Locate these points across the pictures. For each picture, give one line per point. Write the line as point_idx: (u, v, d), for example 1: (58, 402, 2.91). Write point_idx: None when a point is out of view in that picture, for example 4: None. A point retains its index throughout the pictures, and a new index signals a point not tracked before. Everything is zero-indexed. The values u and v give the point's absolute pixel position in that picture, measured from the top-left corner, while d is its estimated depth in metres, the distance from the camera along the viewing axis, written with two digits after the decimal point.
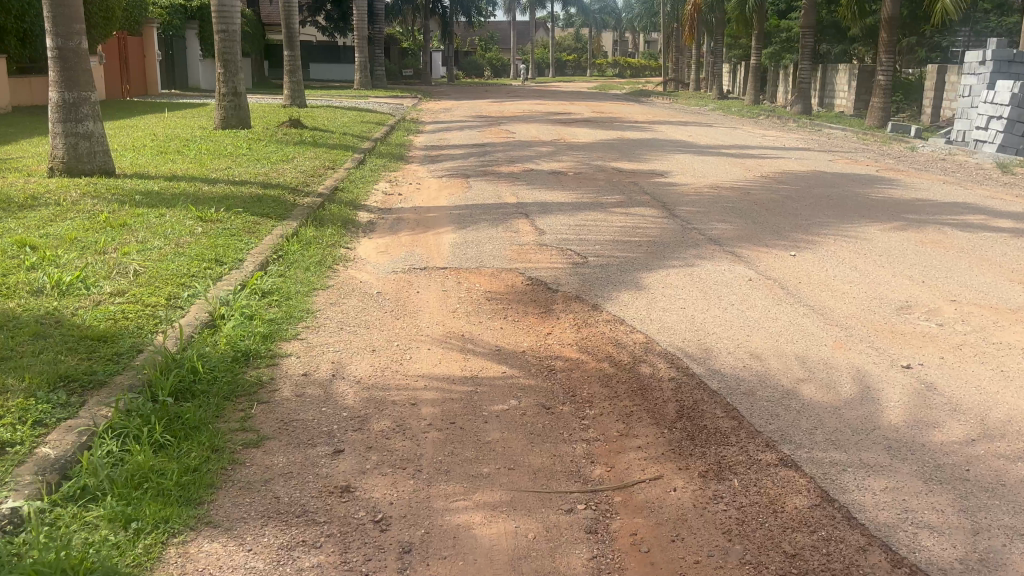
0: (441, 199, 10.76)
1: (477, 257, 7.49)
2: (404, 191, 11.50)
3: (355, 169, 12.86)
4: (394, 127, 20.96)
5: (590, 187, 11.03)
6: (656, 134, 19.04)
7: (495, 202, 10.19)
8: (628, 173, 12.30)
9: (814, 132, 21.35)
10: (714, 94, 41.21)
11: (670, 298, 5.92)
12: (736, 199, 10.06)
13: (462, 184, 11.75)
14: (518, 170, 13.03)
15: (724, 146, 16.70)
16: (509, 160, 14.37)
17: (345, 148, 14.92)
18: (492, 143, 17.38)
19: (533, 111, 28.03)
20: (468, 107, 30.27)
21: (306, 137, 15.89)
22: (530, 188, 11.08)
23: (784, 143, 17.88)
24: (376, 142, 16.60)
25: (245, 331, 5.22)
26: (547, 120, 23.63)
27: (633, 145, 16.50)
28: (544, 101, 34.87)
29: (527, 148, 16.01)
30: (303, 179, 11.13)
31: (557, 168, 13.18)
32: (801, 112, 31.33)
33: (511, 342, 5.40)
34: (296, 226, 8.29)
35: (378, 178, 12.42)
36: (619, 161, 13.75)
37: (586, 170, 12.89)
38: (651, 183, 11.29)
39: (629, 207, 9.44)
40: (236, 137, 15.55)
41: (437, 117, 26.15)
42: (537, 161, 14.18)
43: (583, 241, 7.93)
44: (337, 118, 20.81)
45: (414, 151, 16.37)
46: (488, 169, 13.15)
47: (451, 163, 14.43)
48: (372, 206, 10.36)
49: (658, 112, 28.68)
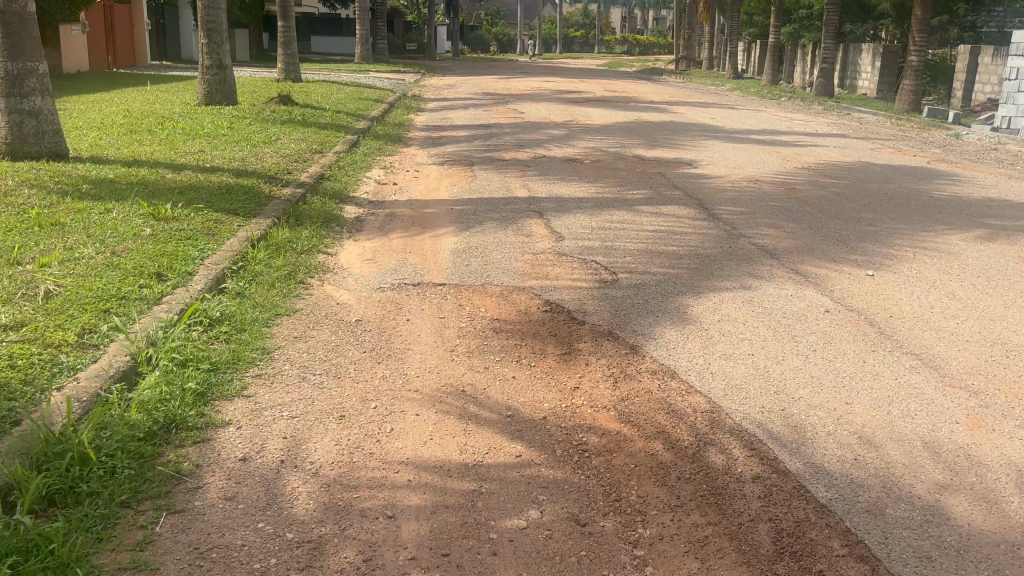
0: (442, 191, 9.43)
1: (483, 270, 6.18)
2: (399, 180, 10.17)
3: (346, 153, 11.52)
4: (394, 104, 19.59)
5: (611, 178, 9.70)
6: (676, 117, 17.65)
7: (503, 197, 8.87)
8: (652, 163, 10.96)
9: (844, 117, 19.94)
10: (728, 74, 39.67)
11: (730, 338, 4.61)
12: (781, 196, 8.73)
13: (465, 173, 10.42)
14: (528, 156, 11.68)
15: (751, 131, 15.33)
16: (518, 145, 13.00)
17: (336, 128, 13.57)
18: (499, 124, 16.00)
19: (542, 89, 26.59)
20: (473, 83, 28.85)
21: (296, 116, 14.51)
22: (543, 179, 9.75)
23: (815, 128, 16.51)
24: (372, 122, 15.24)
25: (170, 386, 3.90)
26: (556, 99, 22.19)
27: (653, 129, 15.12)
28: (552, 78, 33.47)
29: (537, 130, 14.64)
30: (284, 165, 9.78)
31: (571, 154, 11.83)
32: (823, 94, 29.85)
33: (528, 399, 4.08)
34: (267, 226, 6.97)
35: (372, 164, 11.07)
36: (639, 148, 12.38)
37: (604, 158, 11.54)
38: (680, 175, 9.95)
39: (660, 206, 8.12)
40: (218, 114, 14.17)
41: (439, 94, 24.73)
42: (549, 145, 12.83)
43: (609, 249, 6.61)
44: (333, 94, 19.45)
45: (414, 132, 15.01)
46: (495, 155, 11.81)
47: (454, 147, 13.07)
48: (361, 198, 9.03)
49: (673, 91, 27.25)
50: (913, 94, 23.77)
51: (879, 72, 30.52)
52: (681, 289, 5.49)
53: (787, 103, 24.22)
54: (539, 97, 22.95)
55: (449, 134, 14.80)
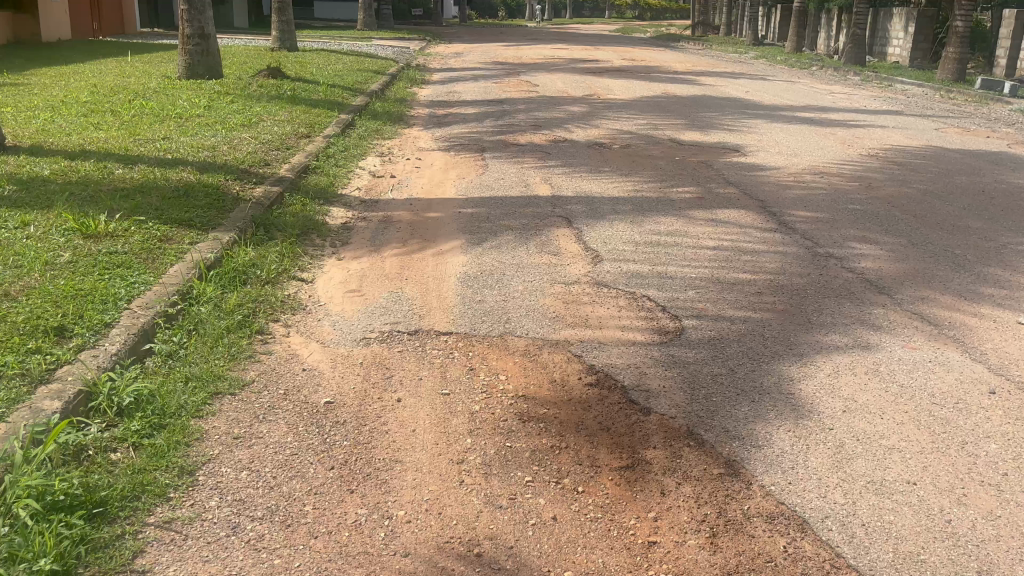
0: (448, 186, 7.94)
1: (501, 311, 4.71)
2: (398, 171, 8.67)
3: (338, 137, 10.01)
4: (396, 76, 18.02)
5: (647, 171, 8.21)
6: (705, 90, 16.10)
7: (521, 196, 7.38)
8: (692, 150, 9.44)
9: (887, 89, 18.34)
10: (749, 40, 37.94)
11: (872, 448, 3.15)
12: (858, 197, 7.24)
13: (475, 162, 8.94)
14: (547, 139, 10.18)
15: (794, 107, 13.79)
16: (535, 125, 11.48)
17: (330, 106, 12.06)
18: (511, 98, 14.45)
19: (556, 57, 24.97)
20: (480, 51, 27.22)
21: (285, 91, 12.98)
22: (569, 170, 8.26)
23: (861, 103, 14.98)
24: (371, 97, 13.70)
25: (13, 564, 2.41)
26: (571, 69, 20.61)
27: (683, 105, 13.58)
28: (564, 45, 31.76)
29: (554, 107, 13.11)
30: (262, 154, 8.28)
31: (598, 137, 10.31)
32: (853, 62, 28.16)
33: (579, 569, 2.62)
34: (227, 244, 5.48)
35: (367, 151, 9.58)
36: (673, 131, 10.86)
37: (634, 142, 10.03)
38: (728, 166, 8.45)
39: (715, 211, 6.63)
40: (197, 90, 12.63)
41: (445, 64, 23.12)
42: (569, 125, 11.33)
43: (665, 277, 5.12)
44: (330, 64, 17.86)
45: (417, 110, 13.48)
46: (509, 139, 10.31)
47: (462, 128, 11.56)
48: (351, 197, 7.54)
49: (696, 60, 25.58)
50: (957, 64, 22.20)
51: (912, 39, 28.86)
52: (774, 350, 4.02)
53: (819, 73, 22.64)
54: (553, 67, 21.36)
55: (456, 111, 13.29)
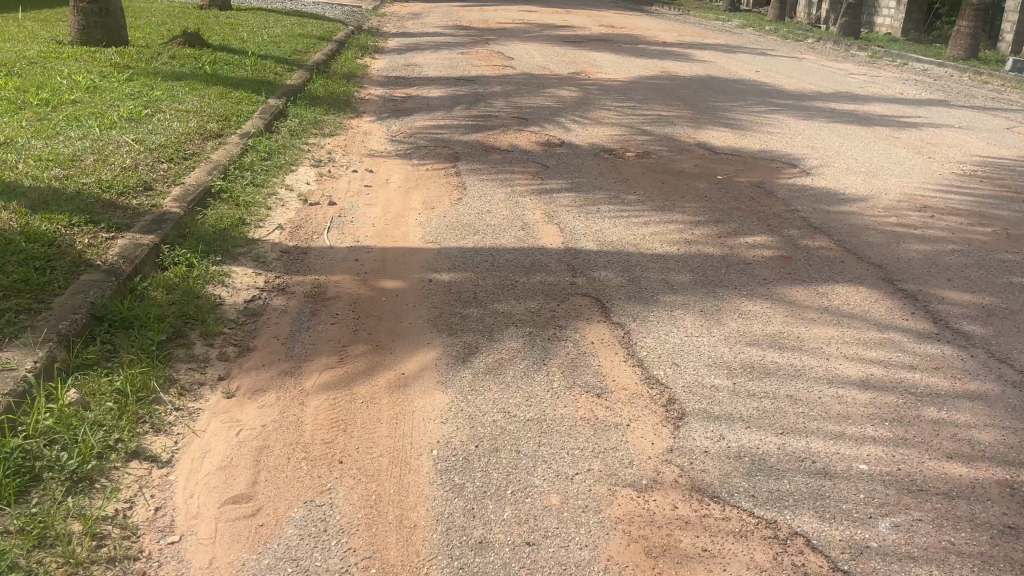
0: (413, 226, 5.57)
1: (525, 571, 2.37)
2: (341, 195, 6.28)
3: (263, 135, 7.56)
4: (345, 43, 15.47)
5: (689, 203, 5.94)
6: (707, 69, 13.83)
7: (519, 248, 5.05)
8: (733, 163, 7.17)
9: (907, 71, 16.14)
10: (724, 6, 35.74)
11: None
12: (1008, 255, 5.00)
13: (448, 184, 6.59)
14: (538, 143, 7.84)
15: (822, 94, 11.59)
16: (519, 119, 9.12)
17: (257, 87, 9.58)
18: (482, 76, 12.04)
19: (525, 22, 22.50)
20: (440, 12, 24.63)
21: (201, 66, 10.43)
22: (580, 204, 5.95)
23: (894, 91, 12.76)
24: (311, 72, 11.22)
25: None
26: (546, 37, 18.20)
27: (691, 89, 11.30)
28: (530, 6, 29.21)
29: (536, 91, 10.73)
30: (143, 171, 5.84)
31: (603, 141, 8.00)
32: (844, 33, 25.95)
33: None
34: (22, 388, 3.05)
35: (299, 158, 7.15)
36: (695, 129, 8.56)
37: (650, 147, 7.72)
38: (796, 196, 6.20)
39: (822, 292, 4.37)
40: (89, 61, 10.03)
41: (402, 27, 20.52)
42: (561, 121, 9.00)
43: (813, 470, 2.84)
44: (265, 29, 15.24)
45: (369, 91, 11.03)
46: (489, 142, 7.96)
47: (426, 120, 9.17)
48: (270, 245, 5.15)
49: (679, 29, 23.21)
50: (970, 39, 20.19)
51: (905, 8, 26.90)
52: None
53: (816, 46, 20.52)
54: (524, 34, 18.91)
55: (416, 94, 10.86)
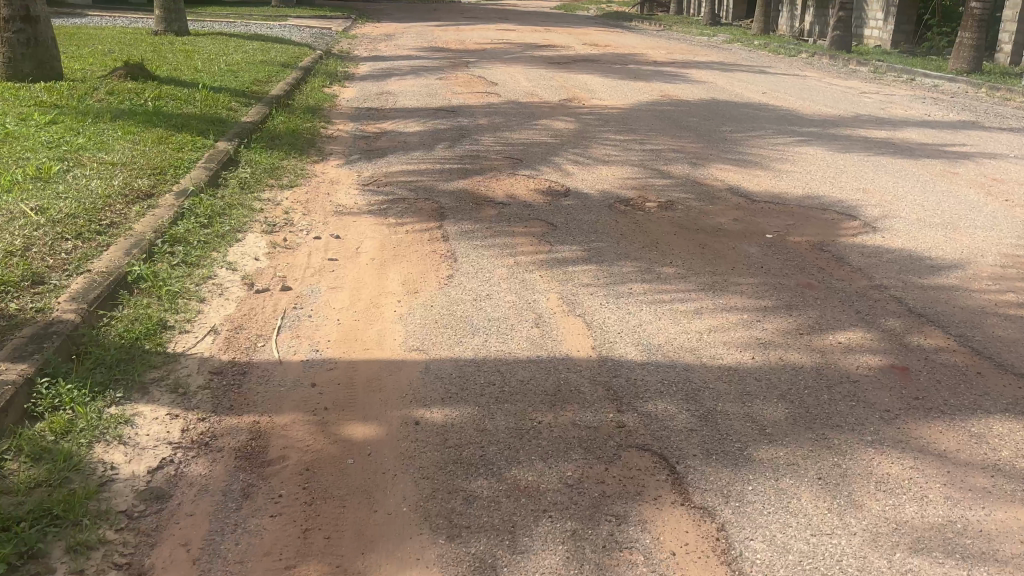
0: (391, 321, 4.24)
1: None
2: (297, 274, 4.93)
3: (204, 192, 6.20)
4: (312, 71, 14.15)
5: (744, 277, 4.64)
6: (709, 91, 12.59)
7: (535, 359, 3.72)
8: (778, 216, 5.90)
9: (918, 87, 15.00)
10: (705, 20, 34.73)
11: None
12: None
13: (433, 253, 5.27)
14: (538, 193, 6.54)
15: (844, 118, 10.36)
16: (511, 158, 7.82)
17: (204, 127, 8.23)
18: (464, 107, 10.75)
19: (504, 41, 21.27)
20: (414, 32, 23.38)
21: (142, 103, 9.08)
22: (605, 281, 4.63)
23: (917, 110, 11.57)
24: (271, 107, 9.88)
25: None
26: (529, 58, 16.95)
27: (700, 115, 10.05)
28: (507, 23, 28.01)
29: (526, 124, 9.45)
30: (35, 256, 4.47)
31: (616, 186, 6.70)
32: (835, 45, 24.90)
33: None
34: None
35: (248, 222, 5.81)
36: (719, 164, 7.29)
37: (674, 194, 6.43)
38: (875, 262, 4.92)
39: (977, 438, 3.07)
40: (9, 100, 8.64)
41: (373, 49, 19.22)
42: (560, 160, 7.70)
43: None
44: (223, 57, 13.91)
45: (336, 128, 9.70)
46: (479, 192, 6.65)
47: (403, 162, 7.85)
48: (195, 361, 3.80)
49: (667, 45, 22.04)
50: (974, 51, 19.12)
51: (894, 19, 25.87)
52: None
53: (812, 61, 19.39)
54: (504, 54, 17.66)
55: (390, 130, 9.54)
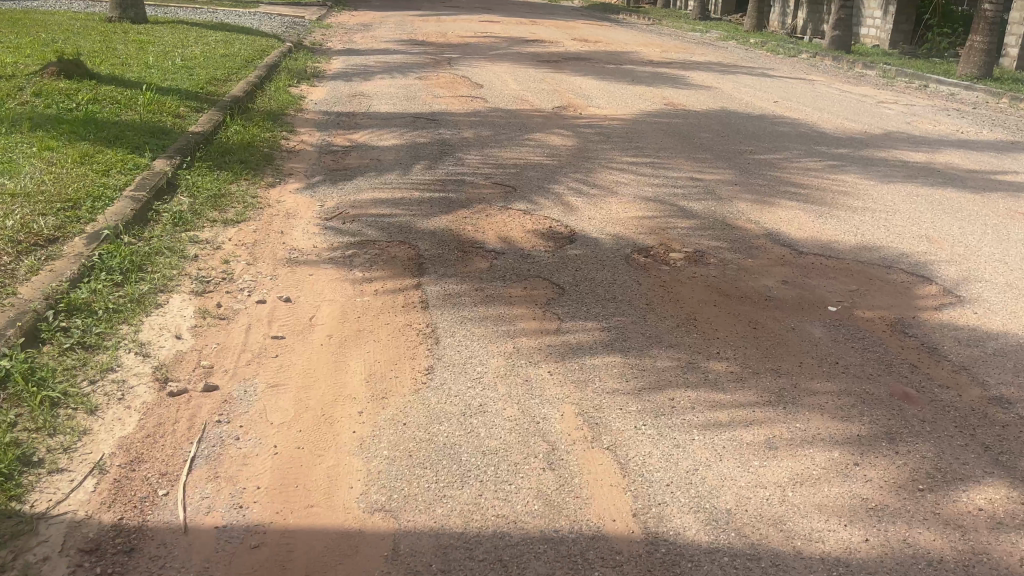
0: (349, 452, 3.08)
1: None
2: (230, 361, 3.77)
3: (126, 234, 5.02)
4: (279, 69, 12.96)
5: (818, 381, 3.53)
6: (716, 99, 11.48)
7: (554, 534, 2.59)
8: (835, 277, 4.80)
9: (935, 96, 13.98)
10: (694, 14, 33.67)
11: None
12: None
13: (408, 329, 4.10)
14: (537, 238, 5.43)
15: (871, 137, 9.29)
16: (502, 185, 6.69)
17: (142, 140, 7.04)
18: (446, 115, 9.60)
19: (489, 36, 20.09)
20: (394, 23, 22.16)
21: (73, 107, 7.86)
22: (635, 381, 3.51)
23: (946, 126, 10.52)
24: (225, 113, 8.69)
25: None
26: (517, 56, 15.81)
27: (713, 131, 8.96)
28: (490, 15, 26.81)
29: (518, 140, 8.32)
30: None
31: (629, 231, 5.60)
32: (834, 45, 23.88)
33: None
34: None
35: (175, 275, 4.64)
36: (748, 203, 6.21)
37: (701, 242, 5.33)
38: (980, 355, 3.82)
39: None
40: None
41: (348, 42, 17.99)
42: (560, 190, 6.58)
43: None
44: (182, 51, 12.68)
45: (301, 138, 8.52)
46: (466, 233, 5.53)
47: (375, 188, 6.70)
48: (62, 529, 2.66)
49: (660, 43, 20.95)
50: (984, 56, 18.13)
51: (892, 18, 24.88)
52: None
53: (815, 64, 18.34)
54: (490, 51, 16.50)
55: (362, 142, 8.38)
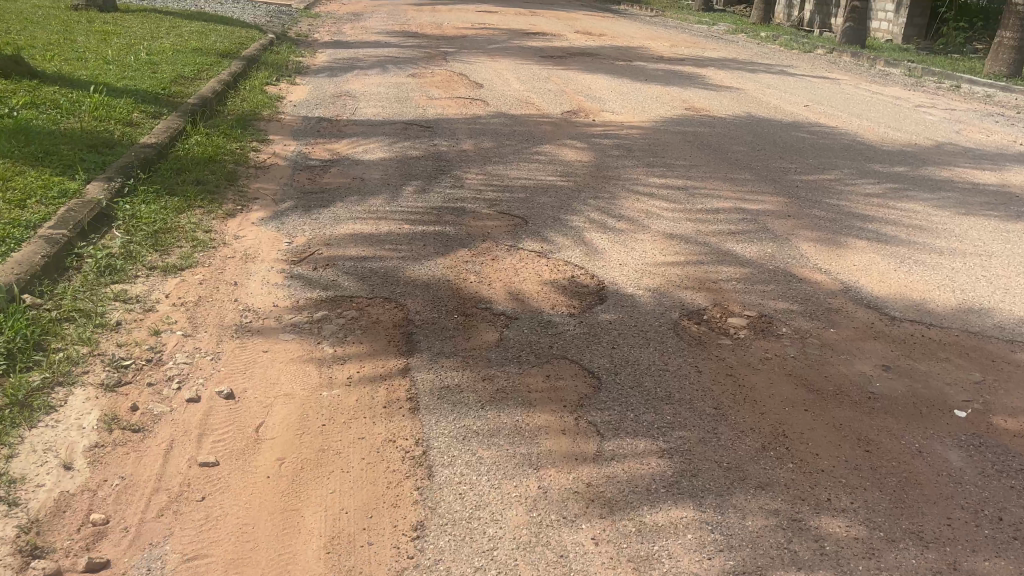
0: None
1: None
2: (134, 512, 2.64)
3: (30, 293, 3.90)
4: (258, 64, 11.80)
5: (983, 555, 2.44)
6: (741, 103, 10.37)
7: None
8: (947, 357, 3.71)
9: (974, 98, 12.87)
10: (697, 5, 32.47)
11: None
12: None
13: (389, 447, 2.98)
14: (557, 294, 4.33)
15: (924, 151, 8.19)
16: (509, 216, 5.59)
17: (78, 157, 5.91)
18: (442, 121, 8.48)
19: (487, 27, 18.90)
20: (386, 13, 20.95)
21: (4, 113, 6.72)
22: (722, 557, 2.41)
23: (1000, 136, 9.42)
24: (186, 119, 7.55)
25: None
26: (518, 50, 14.66)
27: (747, 146, 7.86)
28: (485, 4, 25.60)
29: (525, 155, 7.21)
30: None
31: (671, 281, 4.50)
32: (847, 39, 22.71)
33: None
34: None
35: (84, 355, 3.52)
36: (811, 245, 5.11)
37: (765, 302, 4.23)
38: None
39: None
40: None
41: (336, 33, 16.82)
42: (580, 222, 5.47)
43: None
44: (149, 44, 11.52)
45: (274, 149, 7.40)
46: (468, 286, 4.42)
47: (356, 218, 5.59)
48: None
49: (668, 36, 19.79)
50: (1015, 53, 17.02)
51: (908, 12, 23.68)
52: None
53: (834, 61, 17.21)
54: (489, 45, 15.33)
55: (344, 155, 7.26)
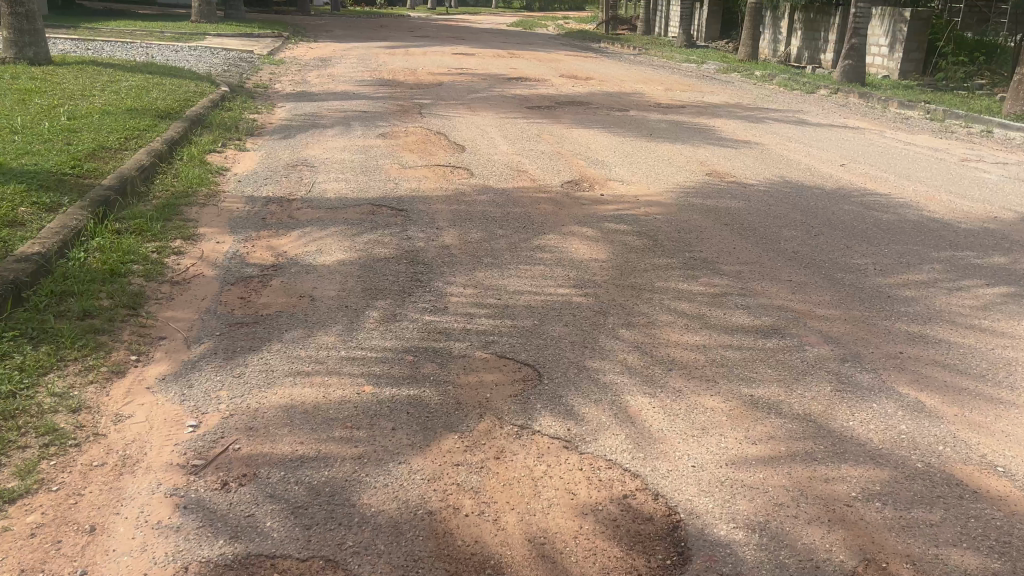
0: None
1: None
2: None
3: None
4: (203, 125, 10.21)
5: None
6: (767, 164, 8.85)
7: None
8: None
9: (1014, 147, 11.45)
10: (680, 42, 31.29)
11: None
12: None
13: None
14: (605, 538, 2.72)
15: (1009, 229, 6.67)
16: (515, 363, 3.99)
17: None
18: (417, 202, 6.91)
19: (464, 72, 17.43)
20: (356, 58, 19.49)
21: None
22: None
23: None
24: (91, 211, 5.92)
25: None
26: (501, 100, 13.17)
27: (798, 228, 6.33)
28: (461, 45, 24.22)
29: (524, 254, 5.64)
30: None
31: (779, 505, 2.90)
32: (842, 77, 21.34)
33: None
34: None
35: None
36: (956, 414, 3.53)
37: (943, 554, 2.64)
38: None
39: None
40: None
41: (299, 81, 15.25)
42: (615, 373, 3.86)
43: None
44: (77, 105, 9.93)
45: (202, 249, 5.78)
46: (462, 524, 2.79)
47: (297, 371, 3.95)
48: None
49: (660, 79, 18.39)
50: None
51: (904, 47, 22.10)
52: None
53: (842, 104, 15.82)
54: (468, 94, 13.82)
55: (292, 257, 5.65)
